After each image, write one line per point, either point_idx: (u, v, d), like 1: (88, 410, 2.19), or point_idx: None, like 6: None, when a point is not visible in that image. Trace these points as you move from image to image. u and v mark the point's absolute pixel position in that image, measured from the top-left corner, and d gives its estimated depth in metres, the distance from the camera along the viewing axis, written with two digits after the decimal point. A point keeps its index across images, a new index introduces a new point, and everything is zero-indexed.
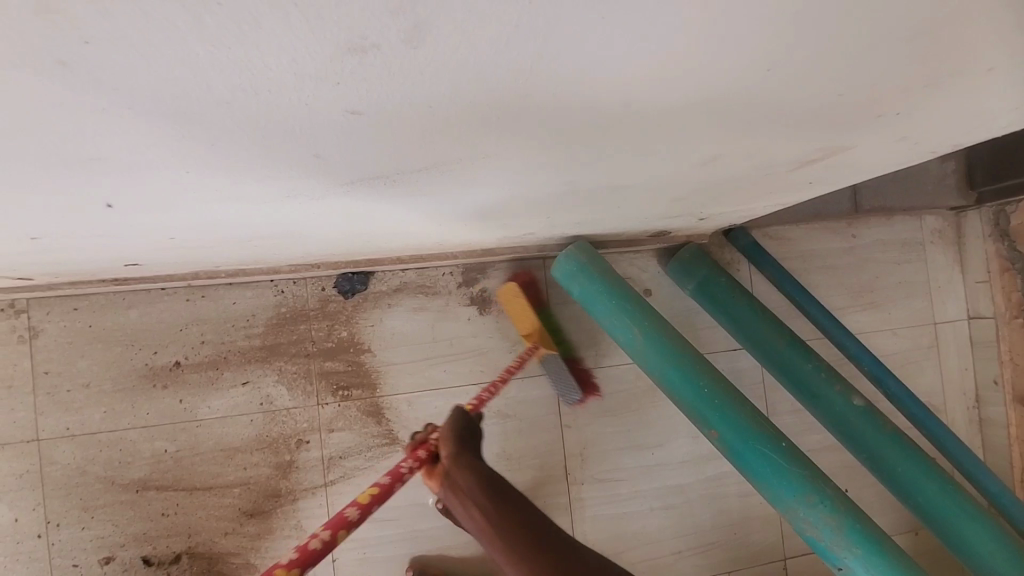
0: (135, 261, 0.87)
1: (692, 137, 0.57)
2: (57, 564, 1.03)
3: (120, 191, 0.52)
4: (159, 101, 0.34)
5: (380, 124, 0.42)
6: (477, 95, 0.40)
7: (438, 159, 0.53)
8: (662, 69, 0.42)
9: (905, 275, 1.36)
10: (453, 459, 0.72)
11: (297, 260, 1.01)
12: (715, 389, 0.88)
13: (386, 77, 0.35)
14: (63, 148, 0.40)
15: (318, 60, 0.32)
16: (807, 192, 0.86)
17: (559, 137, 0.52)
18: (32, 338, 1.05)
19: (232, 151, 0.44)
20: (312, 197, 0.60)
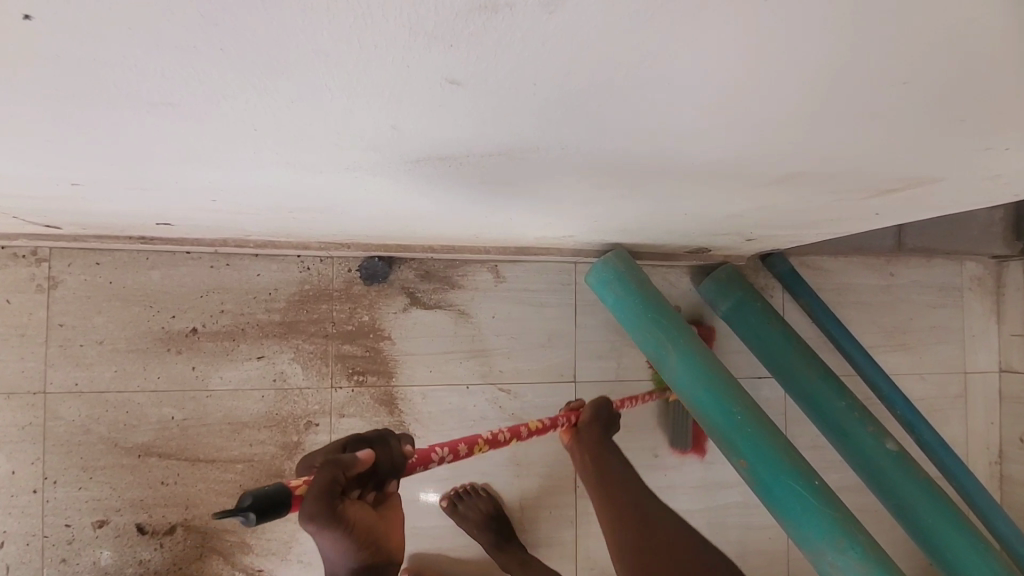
0: (168, 220, 0.85)
1: (774, 152, 0.55)
2: (50, 521, 1.01)
3: (182, 145, 0.50)
4: (252, 46, 0.33)
5: (475, 96, 0.40)
6: (582, 80, 0.39)
7: (515, 146, 0.51)
8: (781, 78, 0.39)
9: (940, 319, 1.33)
10: (591, 429, 0.91)
11: (329, 237, 0.99)
12: (748, 416, 0.84)
13: (502, 39, 0.34)
14: (139, 89, 0.38)
15: (441, 14, 0.31)
16: (866, 223, 0.83)
17: (642, 135, 0.49)
18: (50, 288, 1.03)
19: (309, 113, 0.43)
20: (370, 171, 0.58)
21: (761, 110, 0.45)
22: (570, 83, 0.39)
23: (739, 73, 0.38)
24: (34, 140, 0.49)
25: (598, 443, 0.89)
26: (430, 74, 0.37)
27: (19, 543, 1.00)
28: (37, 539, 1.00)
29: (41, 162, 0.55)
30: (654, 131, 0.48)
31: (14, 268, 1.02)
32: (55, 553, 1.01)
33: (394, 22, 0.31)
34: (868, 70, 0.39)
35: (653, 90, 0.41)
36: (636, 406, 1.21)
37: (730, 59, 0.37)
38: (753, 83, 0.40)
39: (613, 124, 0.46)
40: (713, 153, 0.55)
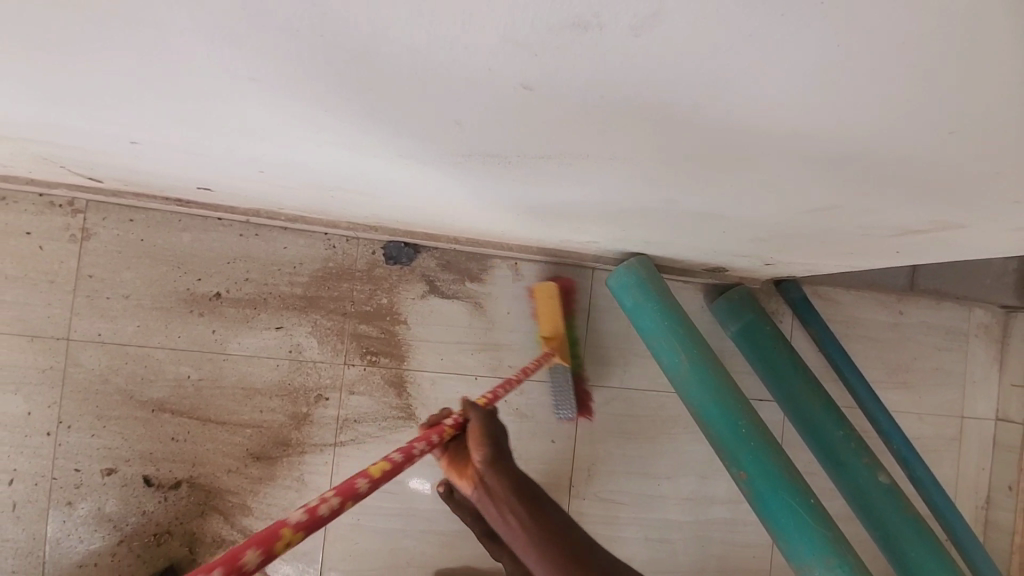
0: (208, 185, 0.88)
1: (810, 181, 0.57)
2: (60, 464, 1.04)
3: (249, 117, 0.53)
4: (353, 39, 0.37)
5: (544, 99, 0.43)
6: (644, 96, 0.42)
7: (563, 150, 0.54)
8: (838, 112, 0.42)
9: (943, 362, 1.35)
10: (489, 462, 0.69)
11: (359, 218, 1.01)
12: (753, 431, 0.88)
13: (585, 54, 0.37)
14: (229, 63, 0.42)
15: (540, 29, 0.34)
16: (886, 259, 0.86)
17: (687, 150, 0.52)
18: (83, 239, 1.06)
19: (382, 99, 0.46)
20: (417, 158, 0.60)
21: (811, 138, 0.47)
22: (636, 96, 0.42)
23: (800, 102, 0.41)
24: (111, 99, 0.52)
25: (512, 487, 0.67)
26: (510, 75, 0.40)
27: (28, 482, 1.03)
28: (46, 480, 1.04)
29: (107, 118, 0.58)
30: (704, 149, 0.51)
31: (50, 216, 1.05)
32: (61, 496, 1.04)
33: (492, 26, 0.35)
34: (921, 115, 0.41)
35: (714, 111, 0.44)
36: (637, 415, 1.23)
37: (796, 89, 0.39)
38: (809, 113, 0.43)
39: (667, 137, 0.49)
40: (755, 175, 0.57)
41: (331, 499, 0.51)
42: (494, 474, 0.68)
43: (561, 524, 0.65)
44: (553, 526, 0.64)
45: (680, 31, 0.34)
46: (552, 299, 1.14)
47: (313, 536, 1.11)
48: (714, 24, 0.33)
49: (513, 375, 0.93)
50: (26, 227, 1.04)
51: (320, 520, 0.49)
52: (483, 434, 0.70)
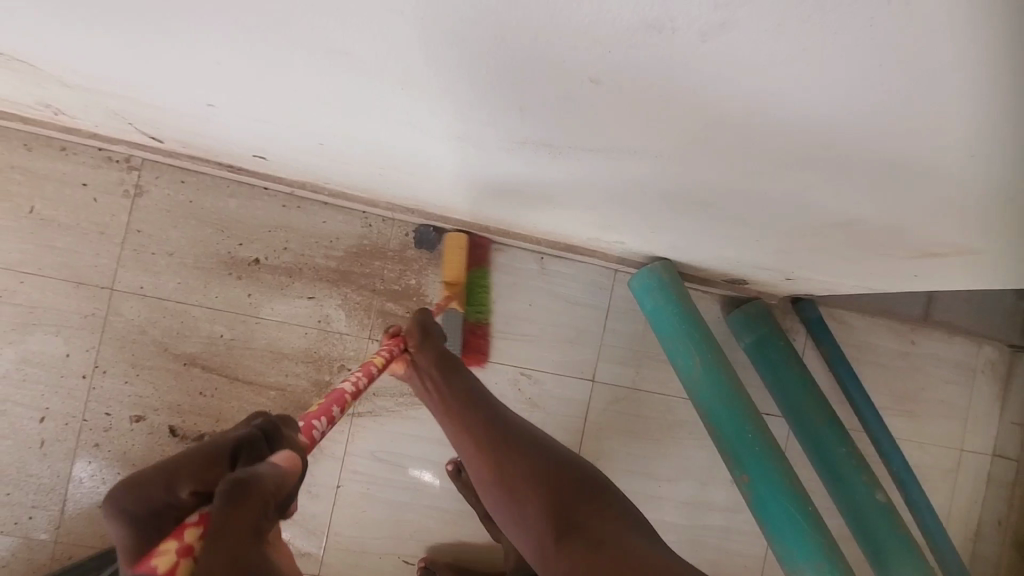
0: (264, 153, 0.93)
1: (838, 196, 0.61)
2: (92, 407, 1.09)
3: (328, 87, 0.58)
4: (450, 20, 0.42)
5: (608, 93, 0.48)
6: (697, 98, 0.46)
7: (612, 144, 0.59)
8: (875, 132, 0.46)
9: (949, 394, 1.37)
10: (419, 347, 0.85)
11: (399, 199, 1.06)
12: (759, 437, 0.92)
13: (655, 52, 0.41)
14: (330, 35, 0.47)
15: (620, 26, 0.39)
16: (904, 281, 0.89)
17: (728, 154, 0.56)
18: (136, 196, 1.11)
19: (460, 80, 0.51)
20: (475, 139, 0.65)
21: (848, 155, 0.51)
22: (692, 97, 0.46)
23: (841, 119, 0.45)
24: (207, 60, 0.57)
25: (433, 362, 0.84)
26: (582, 67, 0.44)
27: (59, 421, 1.08)
28: (76, 421, 1.09)
29: (195, 80, 0.64)
30: (746, 154, 0.55)
31: (108, 170, 1.10)
32: (90, 437, 1.09)
33: (575, 20, 0.39)
34: (948, 142, 0.45)
35: (761, 119, 0.48)
36: (644, 415, 1.27)
37: (835, 107, 0.44)
38: (848, 130, 0.47)
39: (714, 138, 0.53)
40: (790, 183, 0.61)
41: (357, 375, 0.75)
42: (422, 356, 0.85)
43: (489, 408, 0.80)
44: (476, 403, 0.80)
45: (740, 41, 0.38)
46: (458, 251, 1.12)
47: (323, 501, 1.15)
48: (771, 37, 0.37)
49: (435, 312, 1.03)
50: (84, 179, 1.10)
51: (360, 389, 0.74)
52: (414, 329, 0.86)
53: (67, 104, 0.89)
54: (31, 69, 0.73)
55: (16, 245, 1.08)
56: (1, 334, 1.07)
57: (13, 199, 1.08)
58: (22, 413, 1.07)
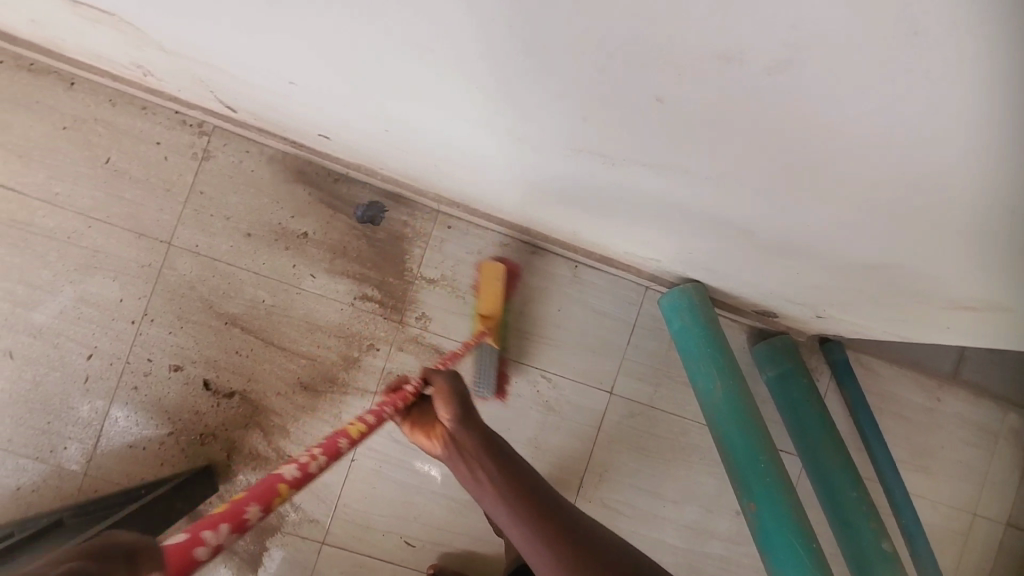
0: (330, 133, 0.98)
1: (881, 238, 0.63)
2: (136, 351, 1.16)
3: (406, 80, 0.62)
4: (536, 31, 0.46)
5: (672, 113, 0.51)
6: (748, 127, 0.49)
7: (662, 161, 0.62)
8: (929, 179, 0.48)
9: (970, 457, 1.35)
10: (454, 417, 0.71)
11: (448, 191, 1.11)
12: (771, 468, 0.93)
13: (726, 82, 0.44)
14: (423, 33, 0.51)
15: (689, 55, 0.42)
16: (934, 333, 0.90)
17: (769, 183, 0.59)
18: (203, 159, 1.18)
19: (532, 86, 0.55)
20: (536, 143, 0.69)
21: (898, 199, 0.53)
22: (754, 126, 0.49)
23: (898, 163, 0.47)
24: (302, 41, 0.62)
25: (482, 442, 0.69)
26: (654, 87, 0.48)
27: (104, 361, 1.15)
28: (120, 362, 1.15)
29: (286, 59, 0.69)
30: (799, 184, 0.58)
31: (181, 132, 1.18)
32: (130, 380, 1.15)
33: (648, 46, 0.43)
34: (979, 196, 0.48)
35: (818, 153, 0.50)
36: (657, 434, 1.28)
37: (872, 151, 0.47)
38: (903, 174, 0.49)
39: (769, 167, 0.56)
40: (835, 220, 0.63)
41: (318, 455, 0.59)
42: (463, 429, 0.70)
43: (550, 501, 0.65)
44: (540, 498, 0.65)
45: (794, 82, 0.41)
46: (496, 281, 1.18)
47: (336, 471, 1.19)
48: (822, 82, 0.40)
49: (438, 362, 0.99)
50: (158, 138, 1.17)
51: (310, 473, 0.57)
52: (447, 393, 0.72)
53: (158, 67, 0.96)
54: (137, 32, 0.80)
55: (90, 191, 1.15)
56: (64, 273, 1.14)
57: (92, 149, 1.15)
58: (72, 348, 1.14)
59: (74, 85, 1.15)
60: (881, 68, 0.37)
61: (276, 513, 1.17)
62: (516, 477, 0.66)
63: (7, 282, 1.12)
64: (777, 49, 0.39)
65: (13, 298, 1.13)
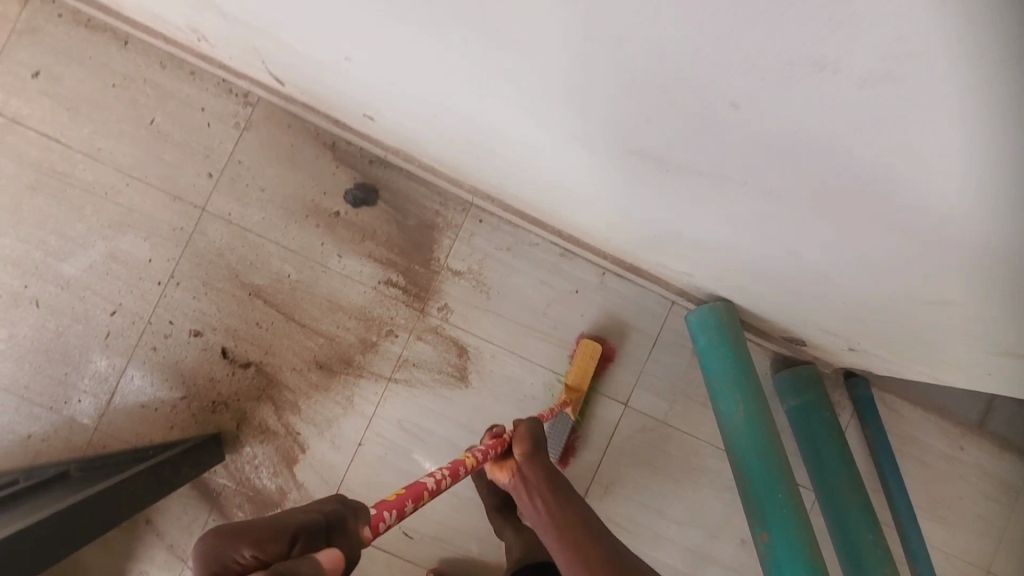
0: (375, 114, 0.99)
1: (924, 255, 0.65)
2: (159, 312, 1.16)
3: (481, 65, 0.66)
4: (626, 27, 0.48)
5: (745, 119, 0.54)
6: (804, 134, 0.53)
7: (710, 164, 0.66)
8: (962, 202, 0.52)
9: (989, 511, 1.30)
10: (526, 455, 0.79)
11: (484, 184, 1.10)
12: (788, 498, 0.90)
13: (805, 85, 0.46)
14: (513, 19, 0.54)
15: (769, 63, 0.45)
16: (957, 372, 0.91)
17: (809, 191, 0.63)
18: (244, 129, 1.18)
19: (606, 82, 0.58)
20: (595, 139, 0.72)
21: (946, 216, 0.56)
22: (820, 135, 0.52)
23: (954, 183, 0.50)
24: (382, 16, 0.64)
25: (547, 478, 0.76)
26: (732, 93, 0.51)
27: (127, 319, 1.16)
28: (142, 321, 1.16)
29: (359, 32, 0.71)
30: (850, 197, 0.60)
31: (226, 101, 1.18)
32: (149, 340, 1.16)
33: (730, 50, 0.45)
34: (1006, 219, 0.53)
35: (876, 168, 0.53)
36: (668, 453, 1.25)
37: (915, 168, 0.51)
38: (954, 193, 0.51)
39: (825, 177, 0.59)
40: (880, 233, 0.65)
41: (439, 476, 0.71)
42: (530, 465, 0.78)
43: (606, 542, 0.68)
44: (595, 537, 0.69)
45: (862, 97, 0.44)
46: (589, 359, 1.19)
47: (343, 454, 1.18)
48: (887, 100, 0.43)
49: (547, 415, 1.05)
50: (203, 104, 1.18)
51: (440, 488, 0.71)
52: (525, 436, 0.82)
53: (213, 33, 0.96)
54: None
55: (131, 150, 1.16)
56: (97, 228, 1.15)
57: (138, 109, 1.16)
58: (97, 303, 1.15)
59: (126, 45, 1.16)
60: (958, 95, 0.40)
61: (278, 489, 1.16)
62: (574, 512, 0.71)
63: (42, 231, 1.14)
64: (860, 68, 0.41)
65: (45, 247, 1.14)
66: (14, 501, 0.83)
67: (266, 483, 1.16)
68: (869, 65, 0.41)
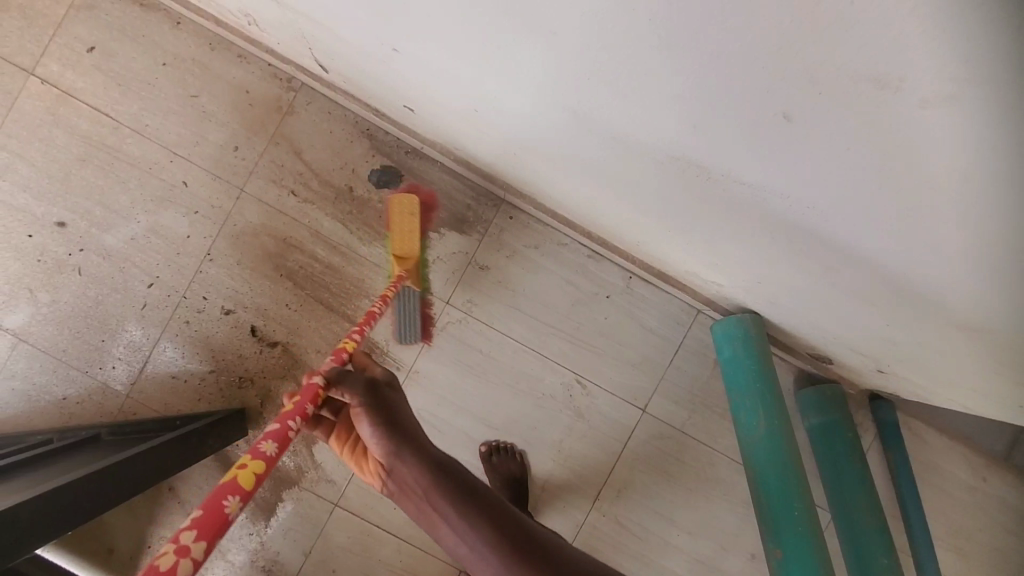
0: (416, 107, 1.00)
1: (943, 281, 0.67)
2: (193, 288, 1.19)
3: (534, 65, 0.68)
4: (687, 31, 0.51)
5: (785, 136, 0.58)
6: (849, 146, 0.55)
7: (749, 174, 0.68)
8: (997, 223, 0.54)
9: (1011, 547, 1.27)
10: (387, 445, 0.58)
11: (518, 181, 1.11)
12: (805, 516, 0.89)
13: (856, 98, 0.49)
14: (577, 19, 0.56)
15: (826, 71, 0.48)
16: (986, 404, 0.90)
17: (847, 208, 0.64)
18: (286, 113, 1.21)
19: (658, 86, 0.61)
20: (632, 147, 0.75)
21: (953, 240, 0.60)
22: (853, 152, 0.56)
23: (963, 206, 0.54)
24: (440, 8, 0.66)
25: (424, 473, 0.56)
26: (773, 105, 0.55)
27: (163, 291, 1.19)
28: (177, 295, 1.19)
29: (409, 24, 0.72)
30: (877, 216, 0.63)
31: (270, 84, 1.21)
32: (183, 314, 1.19)
33: (791, 58, 0.48)
34: None
35: (912, 188, 0.56)
36: (683, 461, 1.24)
37: (952, 188, 0.53)
38: (964, 214, 0.55)
39: (850, 196, 0.62)
40: (913, 259, 0.67)
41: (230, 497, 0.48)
42: (402, 458, 0.58)
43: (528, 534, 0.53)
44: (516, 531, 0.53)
45: (912, 110, 0.47)
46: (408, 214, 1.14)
47: None
48: (935, 114, 0.46)
49: (376, 312, 0.92)
50: (248, 86, 1.20)
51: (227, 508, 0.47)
52: (371, 417, 0.60)
53: (262, 16, 0.98)
54: None
55: (176, 127, 1.19)
56: (140, 202, 1.19)
57: (185, 87, 1.19)
58: (135, 274, 1.18)
59: (178, 25, 1.19)
60: (987, 113, 0.43)
61: (297, 467, 1.19)
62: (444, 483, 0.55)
63: (88, 202, 1.18)
64: (894, 90, 0.46)
65: (90, 218, 1.18)
66: (44, 462, 0.85)
67: (285, 461, 1.18)
68: (899, 86, 0.45)
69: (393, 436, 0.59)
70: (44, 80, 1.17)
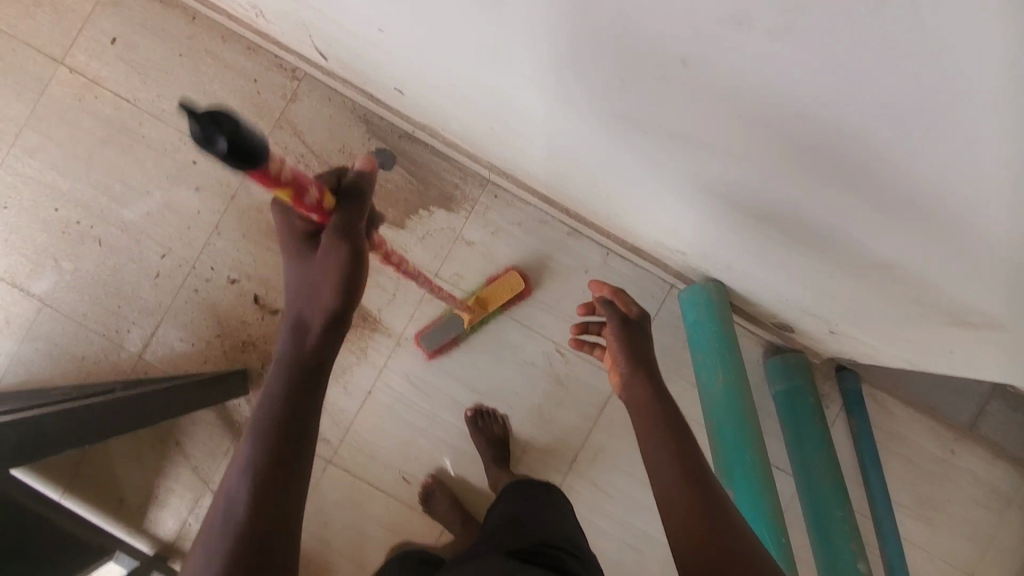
0: (403, 88, 1.10)
1: (863, 228, 0.71)
2: (202, 259, 1.29)
3: (491, 36, 0.76)
4: None
5: (741, 89, 0.59)
6: (743, 87, 0.58)
7: (683, 130, 0.74)
8: (887, 158, 0.56)
9: (975, 516, 1.31)
10: (629, 364, 0.79)
11: (500, 160, 1.20)
12: (757, 462, 0.97)
13: (733, 38, 0.52)
14: None
15: (701, 13, 0.52)
16: (929, 359, 0.96)
17: (767, 153, 0.68)
18: (291, 100, 1.32)
19: (585, 40, 0.66)
20: (587, 112, 0.83)
21: (965, 222, 0.58)
22: (869, 119, 0.53)
23: (852, 138, 0.57)
24: None
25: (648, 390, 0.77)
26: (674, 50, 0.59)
27: (174, 262, 1.29)
28: (187, 266, 1.29)
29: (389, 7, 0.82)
30: (790, 156, 0.66)
31: (276, 74, 1.32)
32: (192, 283, 1.29)
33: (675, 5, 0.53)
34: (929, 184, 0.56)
35: (805, 125, 0.59)
36: None
37: (834, 119, 0.55)
38: (934, 189, 0.56)
39: (779, 138, 0.64)
40: (830, 208, 0.72)
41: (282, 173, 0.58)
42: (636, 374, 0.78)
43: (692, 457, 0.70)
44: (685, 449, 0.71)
45: (776, 45, 0.50)
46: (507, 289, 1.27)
47: (354, 400, 1.29)
48: (795, 46, 0.49)
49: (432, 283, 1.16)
50: (256, 75, 1.31)
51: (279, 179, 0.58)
52: (618, 342, 0.81)
53: (268, 8, 1.09)
54: None
55: None
56: (155, 179, 1.30)
57: (199, 76, 1.31)
58: (149, 245, 1.29)
59: (194, 20, 1.31)
60: (834, 42, 0.46)
61: None
62: (660, 408, 0.75)
63: (109, 180, 1.29)
64: (928, 44, 0.42)
65: (110, 193, 1.29)
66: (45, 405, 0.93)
67: None
68: (878, 49, 0.44)
69: (633, 363, 0.79)
70: (73, 69, 1.29)
